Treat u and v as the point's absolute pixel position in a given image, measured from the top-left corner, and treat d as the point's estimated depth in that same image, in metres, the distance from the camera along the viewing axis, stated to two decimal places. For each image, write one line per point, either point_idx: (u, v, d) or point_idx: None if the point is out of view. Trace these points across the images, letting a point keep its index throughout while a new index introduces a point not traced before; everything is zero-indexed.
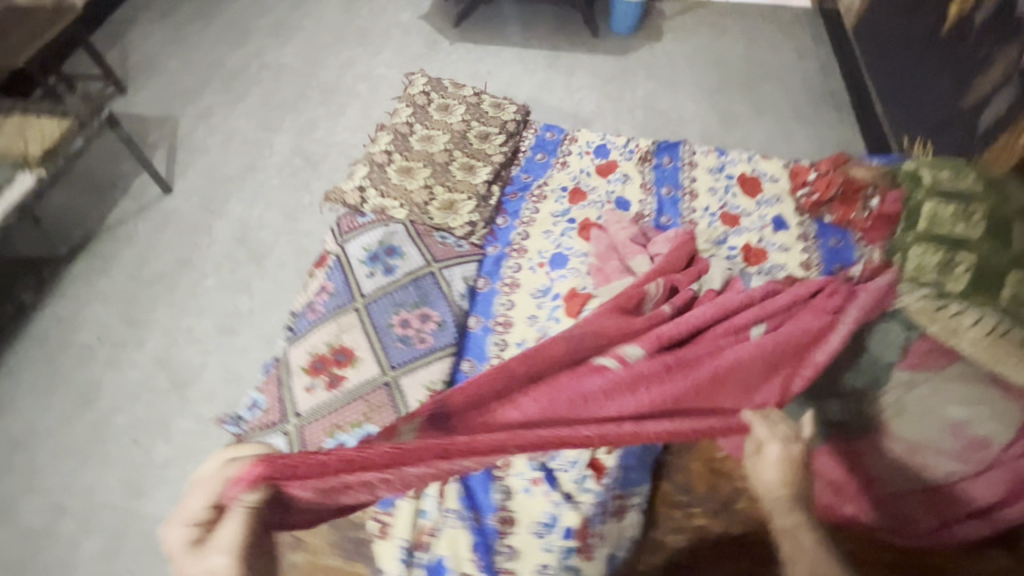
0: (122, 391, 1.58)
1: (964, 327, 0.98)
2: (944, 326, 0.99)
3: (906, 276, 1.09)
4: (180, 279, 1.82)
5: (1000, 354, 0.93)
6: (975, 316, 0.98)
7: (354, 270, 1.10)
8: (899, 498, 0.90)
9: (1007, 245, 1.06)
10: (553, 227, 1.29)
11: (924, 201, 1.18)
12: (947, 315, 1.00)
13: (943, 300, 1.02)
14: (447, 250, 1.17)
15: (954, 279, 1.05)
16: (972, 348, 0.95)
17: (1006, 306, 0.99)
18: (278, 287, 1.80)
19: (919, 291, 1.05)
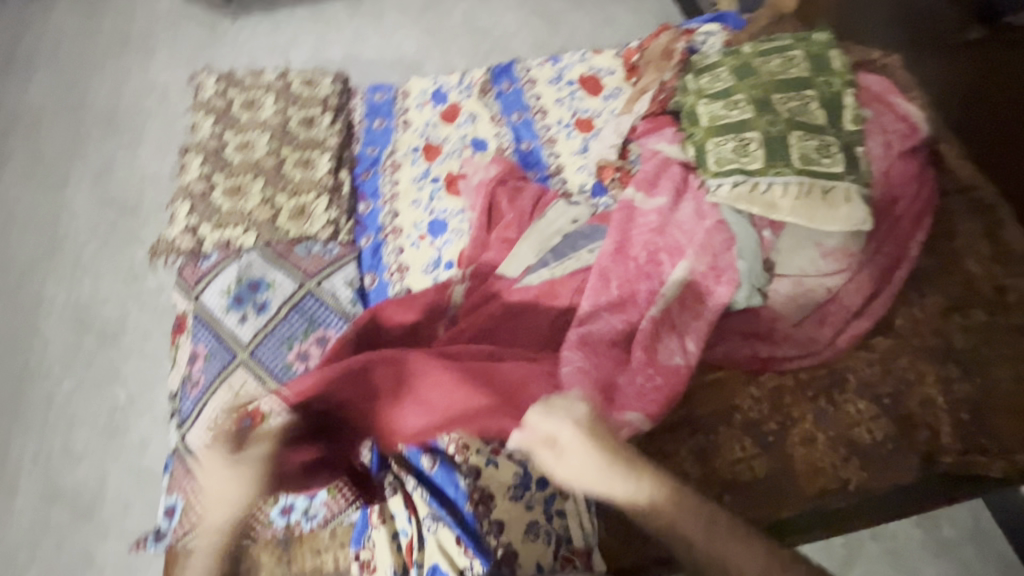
0: (17, 545, 1.35)
1: (779, 198, 1.03)
2: (761, 202, 1.03)
3: (712, 162, 1.09)
4: (25, 398, 1.52)
5: (809, 207, 1.02)
6: (782, 185, 1.03)
7: (221, 322, 0.96)
8: (799, 326, 1.01)
9: (778, 113, 1.10)
10: (420, 194, 1.20)
11: (696, 103, 1.19)
12: (759, 190, 1.04)
13: (750, 177, 1.05)
14: (316, 260, 1.05)
15: (753, 153, 1.07)
16: (792, 214, 1.02)
17: (800, 166, 1.04)
18: (150, 361, 1.56)
19: (727, 181, 1.06)
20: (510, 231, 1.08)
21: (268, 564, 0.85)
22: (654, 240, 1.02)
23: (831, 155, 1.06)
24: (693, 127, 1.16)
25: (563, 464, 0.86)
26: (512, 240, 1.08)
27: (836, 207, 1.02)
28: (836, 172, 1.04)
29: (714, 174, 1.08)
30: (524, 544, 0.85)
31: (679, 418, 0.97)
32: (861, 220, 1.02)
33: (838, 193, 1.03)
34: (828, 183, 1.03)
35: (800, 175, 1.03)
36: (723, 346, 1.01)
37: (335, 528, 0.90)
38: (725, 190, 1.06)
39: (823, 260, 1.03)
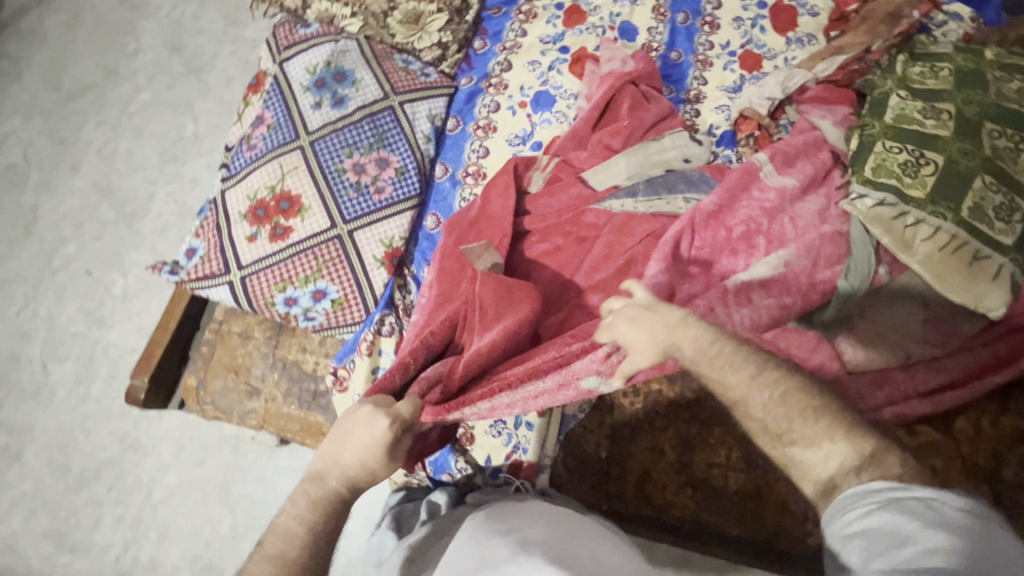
0: (67, 218, 1.47)
1: (918, 240, 0.88)
2: (897, 236, 0.89)
3: (870, 166, 0.93)
4: (108, 91, 1.57)
5: (945, 265, 0.87)
6: (932, 228, 0.88)
7: (296, 98, 0.91)
8: (853, 377, 0.89)
9: (980, 145, 0.90)
10: (541, 57, 1.07)
11: (891, 92, 0.98)
12: (904, 221, 0.89)
13: (902, 203, 0.89)
14: (410, 79, 0.96)
15: (922, 179, 0.90)
16: (921, 265, 0.88)
17: (965, 216, 0.88)
18: (223, 109, 1.55)
19: (874, 195, 0.91)
20: (615, 138, 0.96)
21: (259, 338, 0.88)
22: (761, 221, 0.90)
23: (1007, 219, 0.88)
24: (873, 117, 0.97)
25: (626, 331, 0.74)
26: (614, 149, 0.96)
27: (977, 279, 0.86)
28: (1002, 242, 0.87)
29: (864, 181, 0.92)
30: (483, 434, 0.92)
31: (680, 400, 0.92)
32: (995, 302, 0.86)
33: (988, 265, 0.87)
34: (985, 249, 0.87)
35: (958, 226, 0.87)
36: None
37: (326, 339, 0.89)
38: (866, 205, 0.91)
39: (922, 327, 0.90)
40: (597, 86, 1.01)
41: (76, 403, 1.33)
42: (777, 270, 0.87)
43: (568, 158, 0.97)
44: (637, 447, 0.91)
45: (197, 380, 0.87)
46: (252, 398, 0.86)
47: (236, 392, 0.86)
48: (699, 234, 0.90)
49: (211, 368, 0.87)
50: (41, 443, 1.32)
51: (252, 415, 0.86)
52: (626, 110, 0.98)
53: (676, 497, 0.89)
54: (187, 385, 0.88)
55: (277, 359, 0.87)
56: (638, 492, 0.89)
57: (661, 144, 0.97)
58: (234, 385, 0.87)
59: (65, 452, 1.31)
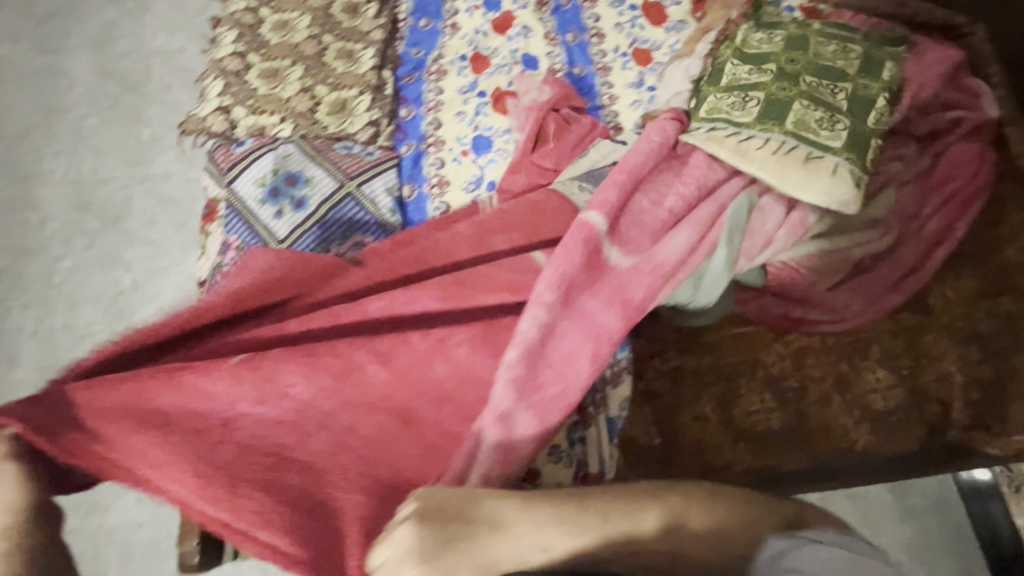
0: None
1: (753, 150, 0.99)
2: (733, 152, 1.00)
3: (705, 108, 1.07)
4: (25, 269, 1.47)
5: (778, 172, 0.97)
6: (762, 140, 1.00)
7: (256, 213, 0.91)
8: (833, 293, 1.02)
9: (797, 82, 1.06)
10: (465, 107, 1.13)
11: (727, 58, 1.13)
12: (739, 138, 1.01)
13: (736, 127, 1.02)
14: (357, 162, 1.00)
15: (749, 109, 1.04)
16: (759, 170, 0.98)
17: (790, 127, 1.01)
18: (156, 250, 1.50)
19: (714, 124, 1.04)
20: (544, 160, 1.04)
21: None
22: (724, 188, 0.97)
23: (834, 129, 1.01)
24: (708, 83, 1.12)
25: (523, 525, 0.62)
26: (555, 173, 1.03)
27: (812, 175, 0.97)
28: (831, 146, 0.99)
29: (700, 120, 1.06)
30: (547, 465, 0.89)
31: (705, 366, 0.99)
32: (840, 197, 0.96)
33: (822, 163, 0.97)
34: (814, 153, 0.98)
35: (785, 135, 1.00)
36: (756, 299, 1.01)
37: None
38: (704, 131, 1.04)
39: (871, 233, 1.01)
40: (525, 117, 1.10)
41: None
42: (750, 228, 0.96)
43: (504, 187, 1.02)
44: (682, 422, 0.96)
45: None
46: None
47: None
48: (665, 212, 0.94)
49: None
50: None
51: None
52: (554, 128, 1.07)
53: (732, 454, 0.94)
54: None
55: None
56: (699, 461, 0.94)
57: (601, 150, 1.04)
58: None
59: None
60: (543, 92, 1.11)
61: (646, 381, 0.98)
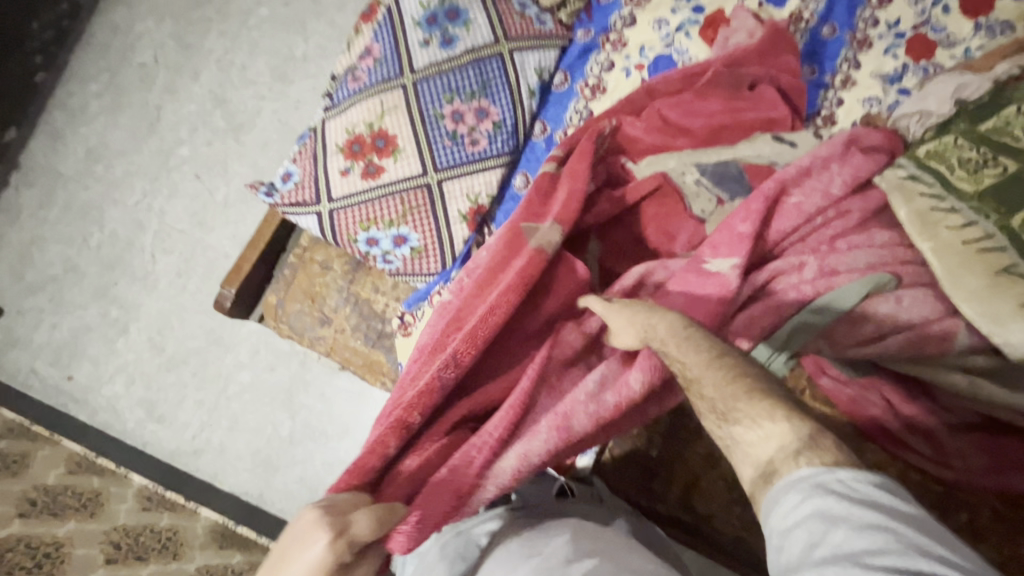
0: (183, 121, 1.56)
1: (942, 225, 0.76)
2: (913, 215, 0.78)
3: (926, 148, 0.82)
4: (231, 1, 1.61)
5: (954, 265, 0.74)
6: (965, 222, 0.76)
7: (406, 32, 0.88)
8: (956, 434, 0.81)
9: None
10: (670, 16, 0.96)
11: (1016, 100, 0.83)
12: (936, 204, 0.78)
13: (943, 189, 0.79)
14: (524, 25, 0.90)
15: (980, 178, 0.78)
16: (933, 250, 0.76)
17: (1015, 225, 0.75)
18: (334, 33, 1.56)
19: (918, 172, 0.80)
20: (692, 117, 0.87)
21: (337, 270, 0.91)
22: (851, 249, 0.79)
23: None
24: (970, 118, 0.84)
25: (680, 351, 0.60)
26: (696, 140, 0.87)
27: (1000, 295, 0.72)
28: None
29: (910, 159, 0.82)
30: None
31: None
32: (1016, 340, 0.70)
33: (1018, 286, 0.72)
34: (1019, 270, 0.73)
35: (997, 229, 0.75)
36: (855, 389, 0.83)
37: (398, 283, 0.91)
38: (900, 175, 0.81)
39: None
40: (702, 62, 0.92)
41: (176, 293, 1.47)
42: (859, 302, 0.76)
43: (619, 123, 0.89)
44: (692, 452, 0.86)
45: (277, 300, 0.91)
46: (323, 326, 0.89)
47: (310, 316, 0.90)
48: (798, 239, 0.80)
49: (290, 290, 0.91)
50: (143, 322, 1.47)
51: (321, 342, 0.90)
52: (731, 84, 0.88)
53: (720, 511, 0.84)
54: (268, 302, 0.92)
55: (350, 294, 0.90)
56: (682, 496, 0.85)
57: (784, 136, 0.85)
58: (309, 310, 0.90)
59: (161, 335, 1.46)
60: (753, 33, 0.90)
61: None
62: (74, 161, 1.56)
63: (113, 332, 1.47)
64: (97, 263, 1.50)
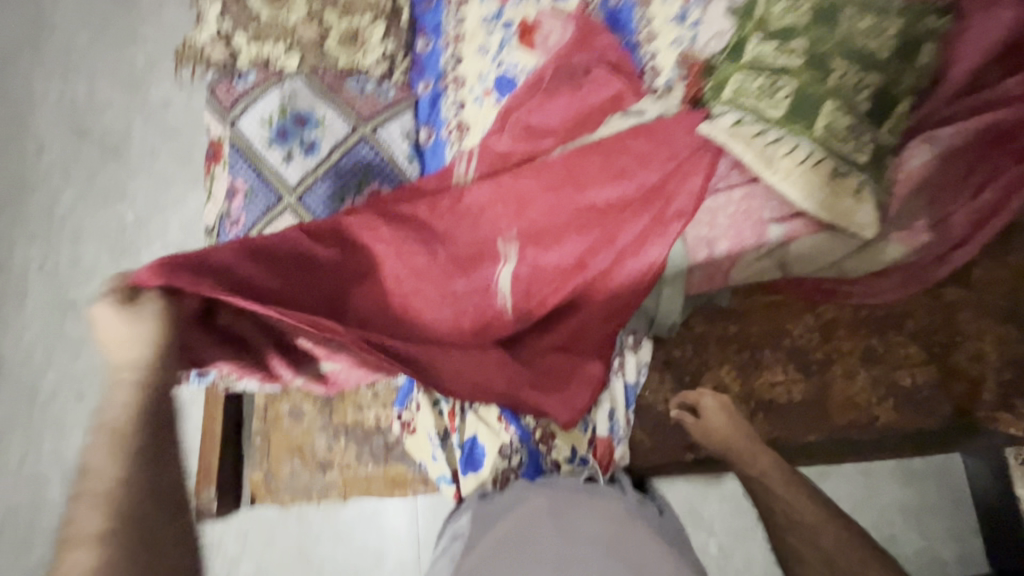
0: (31, 348, 1.34)
1: (778, 156, 0.85)
2: (760, 153, 0.85)
3: (729, 92, 0.92)
4: (23, 203, 1.41)
5: (812, 188, 0.84)
6: (791, 144, 0.85)
7: (262, 156, 0.86)
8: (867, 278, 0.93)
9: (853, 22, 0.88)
10: (487, 40, 1.01)
11: None
12: (764, 140, 0.86)
13: (762, 123, 0.87)
14: (371, 102, 0.92)
15: (780, 101, 0.87)
16: (783, 181, 0.85)
17: (824, 126, 0.85)
18: (159, 184, 1.44)
19: (731, 114, 0.89)
20: (549, 119, 0.94)
21: (310, 412, 0.86)
22: (723, 172, 0.89)
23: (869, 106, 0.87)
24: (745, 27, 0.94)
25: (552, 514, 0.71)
26: (561, 138, 0.94)
27: (838, 193, 0.84)
28: (858, 160, 0.85)
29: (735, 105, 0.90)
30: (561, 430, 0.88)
31: (729, 335, 0.96)
32: (860, 222, 0.85)
33: (846, 182, 0.84)
34: (849, 141, 0.85)
35: (815, 143, 0.84)
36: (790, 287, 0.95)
37: (378, 390, 0.88)
38: (724, 124, 0.88)
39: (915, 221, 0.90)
40: (519, 94, 0.97)
41: None
42: (741, 204, 0.88)
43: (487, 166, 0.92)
44: (705, 390, 0.94)
45: (263, 474, 0.84)
46: (326, 471, 0.84)
47: (307, 470, 0.84)
48: (686, 178, 0.88)
49: (273, 457, 0.84)
50: None
51: (331, 488, 0.84)
52: (554, 110, 0.94)
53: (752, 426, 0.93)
54: (253, 481, 0.84)
55: (336, 427, 0.85)
56: None
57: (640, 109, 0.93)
58: (303, 465, 0.84)
59: None
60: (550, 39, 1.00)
61: (669, 349, 0.95)
62: None
63: None
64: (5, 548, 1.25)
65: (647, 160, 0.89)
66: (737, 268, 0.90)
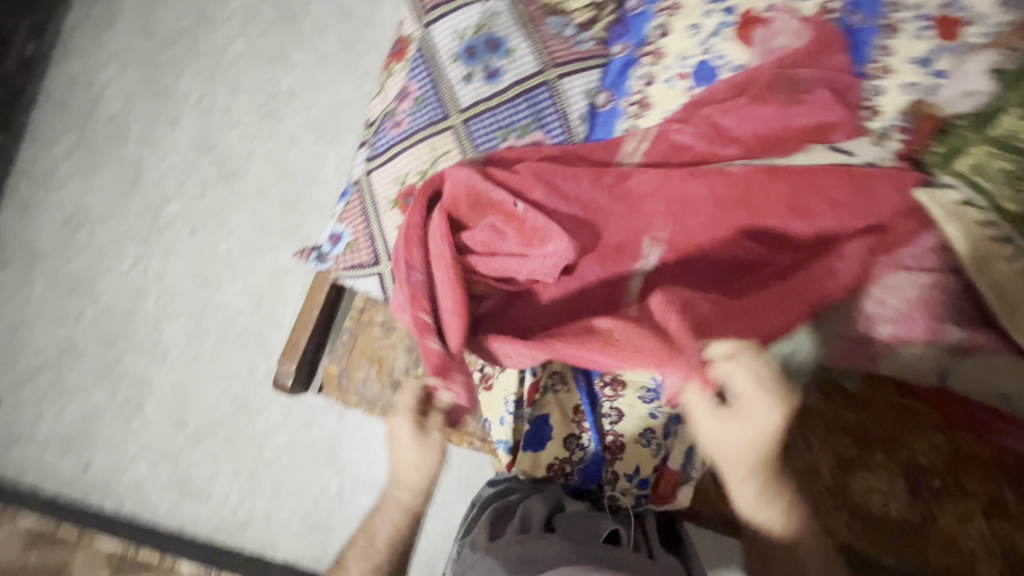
0: (167, 174, 1.44)
1: (996, 260, 0.72)
2: (975, 245, 0.73)
3: (962, 165, 0.79)
4: (200, 41, 1.50)
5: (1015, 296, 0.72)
6: (1015, 250, 0.72)
7: (444, 68, 0.82)
8: None
9: None
10: (704, 20, 0.92)
11: None
12: (990, 233, 0.73)
13: (995, 214, 0.74)
14: (566, 47, 0.86)
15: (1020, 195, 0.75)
16: (991, 287, 0.72)
17: None
18: (320, 62, 1.47)
19: (958, 190, 0.76)
20: (740, 129, 0.85)
21: (402, 328, 0.85)
22: (921, 251, 0.78)
23: None
24: (1004, 102, 0.84)
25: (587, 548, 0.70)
26: (750, 151, 0.84)
27: None
28: None
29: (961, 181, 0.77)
30: (633, 443, 0.83)
31: (845, 422, 0.87)
32: None
33: None
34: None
35: None
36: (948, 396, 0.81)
37: None
38: (949, 199, 0.75)
39: None
40: (721, 89, 0.88)
41: (189, 361, 1.37)
42: (926, 291, 0.77)
43: (667, 156, 0.85)
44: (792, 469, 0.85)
45: (340, 369, 0.85)
46: (395, 390, 0.83)
47: (379, 383, 0.84)
48: (871, 239, 0.78)
49: (354, 356, 0.85)
50: (158, 394, 1.37)
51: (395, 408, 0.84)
52: (751, 121, 0.84)
53: (832, 523, 0.84)
54: (328, 373, 0.86)
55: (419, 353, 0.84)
56: None
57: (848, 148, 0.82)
58: (377, 376, 0.84)
59: (181, 407, 1.36)
60: (780, 36, 0.89)
61: None
62: (52, 232, 1.43)
63: (126, 410, 1.36)
64: (97, 339, 1.38)
65: (838, 210, 0.79)
66: (889, 350, 0.79)
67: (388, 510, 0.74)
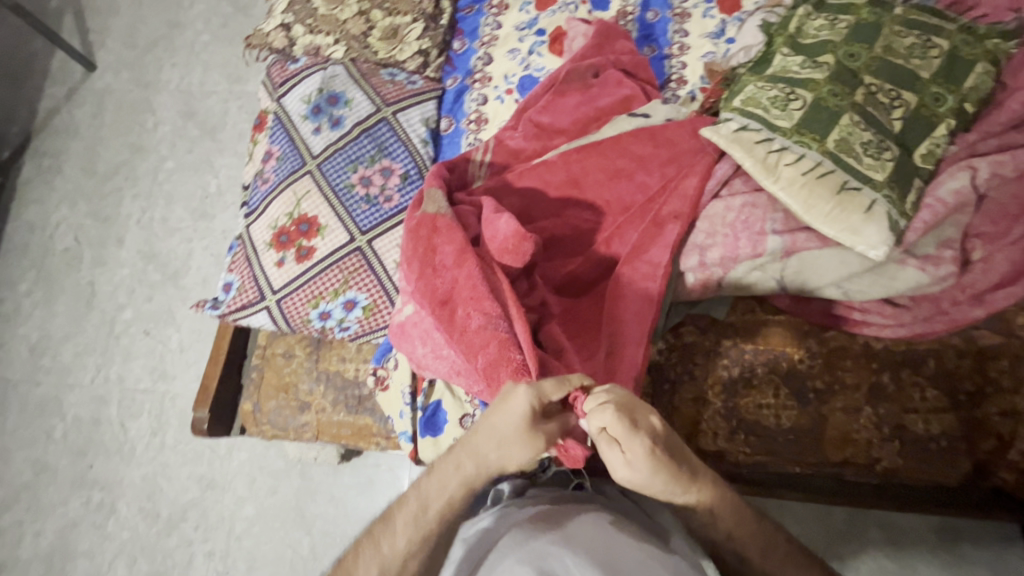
0: (119, 287, 1.58)
1: (782, 165, 0.85)
2: (758, 162, 0.85)
3: (740, 99, 0.90)
4: (136, 167, 1.70)
5: (804, 195, 0.83)
6: (799, 155, 0.84)
7: (298, 127, 0.97)
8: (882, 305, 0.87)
9: (872, 44, 0.91)
10: (519, 44, 1.09)
11: (805, 20, 0.95)
12: (770, 148, 0.86)
13: (770, 131, 0.86)
14: (398, 89, 1.01)
15: (791, 112, 0.87)
16: (785, 190, 0.84)
17: (831, 147, 0.84)
18: (241, 161, 1.66)
19: (740, 120, 0.88)
20: (559, 120, 0.97)
21: (301, 355, 0.93)
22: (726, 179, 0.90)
23: (879, 117, 0.87)
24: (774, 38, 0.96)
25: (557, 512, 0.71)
26: (572, 136, 0.97)
27: (847, 209, 0.82)
28: (874, 178, 0.83)
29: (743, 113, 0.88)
30: None
31: (720, 347, 0.90)
32: (872, 233, 0.80)
33: (859, 198, 0.82)
34: (866, 154, 0.84)
35: (824, 155, 0.83)
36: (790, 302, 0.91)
37: (362, 346, 0.93)
38: (731, 130, 0.88)
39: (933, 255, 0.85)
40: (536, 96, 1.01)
41: (155, 453, 1.44)
42: (741, 213, 0.87)
43: (502, 158, 0.97)
44: (680, 400, 0.90)
45: (254, 405, 0.92)
46: (304, 411, 0.91)
47: (288, 408, 0.91)
48: (680, 182, 0.89)
49: (264, 391, 0.92)
50: (130, 491, 1.42)
51: (306, 427, 0.91)
52: (566, 112, 0.97)
53: (729, 444, 0.88)
54: (244, 411, 0.93)
55: (320, 372, 0.92)
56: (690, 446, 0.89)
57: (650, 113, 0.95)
58: (286, 402, 0.91)
59: (152, 499, 1.41)
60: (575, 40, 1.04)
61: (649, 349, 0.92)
62: (20, 361, 1.55)
63: (101, 513, 1.41)
64: (68, 451, 1.46)
65: (648, 163, 0.92)
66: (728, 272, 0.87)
67: (451, 466, 0.70)
